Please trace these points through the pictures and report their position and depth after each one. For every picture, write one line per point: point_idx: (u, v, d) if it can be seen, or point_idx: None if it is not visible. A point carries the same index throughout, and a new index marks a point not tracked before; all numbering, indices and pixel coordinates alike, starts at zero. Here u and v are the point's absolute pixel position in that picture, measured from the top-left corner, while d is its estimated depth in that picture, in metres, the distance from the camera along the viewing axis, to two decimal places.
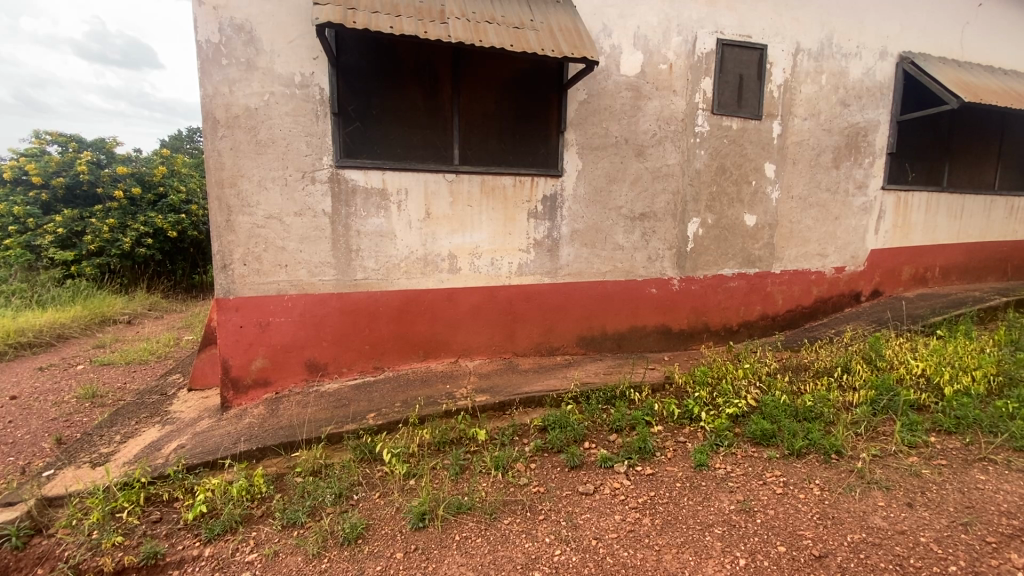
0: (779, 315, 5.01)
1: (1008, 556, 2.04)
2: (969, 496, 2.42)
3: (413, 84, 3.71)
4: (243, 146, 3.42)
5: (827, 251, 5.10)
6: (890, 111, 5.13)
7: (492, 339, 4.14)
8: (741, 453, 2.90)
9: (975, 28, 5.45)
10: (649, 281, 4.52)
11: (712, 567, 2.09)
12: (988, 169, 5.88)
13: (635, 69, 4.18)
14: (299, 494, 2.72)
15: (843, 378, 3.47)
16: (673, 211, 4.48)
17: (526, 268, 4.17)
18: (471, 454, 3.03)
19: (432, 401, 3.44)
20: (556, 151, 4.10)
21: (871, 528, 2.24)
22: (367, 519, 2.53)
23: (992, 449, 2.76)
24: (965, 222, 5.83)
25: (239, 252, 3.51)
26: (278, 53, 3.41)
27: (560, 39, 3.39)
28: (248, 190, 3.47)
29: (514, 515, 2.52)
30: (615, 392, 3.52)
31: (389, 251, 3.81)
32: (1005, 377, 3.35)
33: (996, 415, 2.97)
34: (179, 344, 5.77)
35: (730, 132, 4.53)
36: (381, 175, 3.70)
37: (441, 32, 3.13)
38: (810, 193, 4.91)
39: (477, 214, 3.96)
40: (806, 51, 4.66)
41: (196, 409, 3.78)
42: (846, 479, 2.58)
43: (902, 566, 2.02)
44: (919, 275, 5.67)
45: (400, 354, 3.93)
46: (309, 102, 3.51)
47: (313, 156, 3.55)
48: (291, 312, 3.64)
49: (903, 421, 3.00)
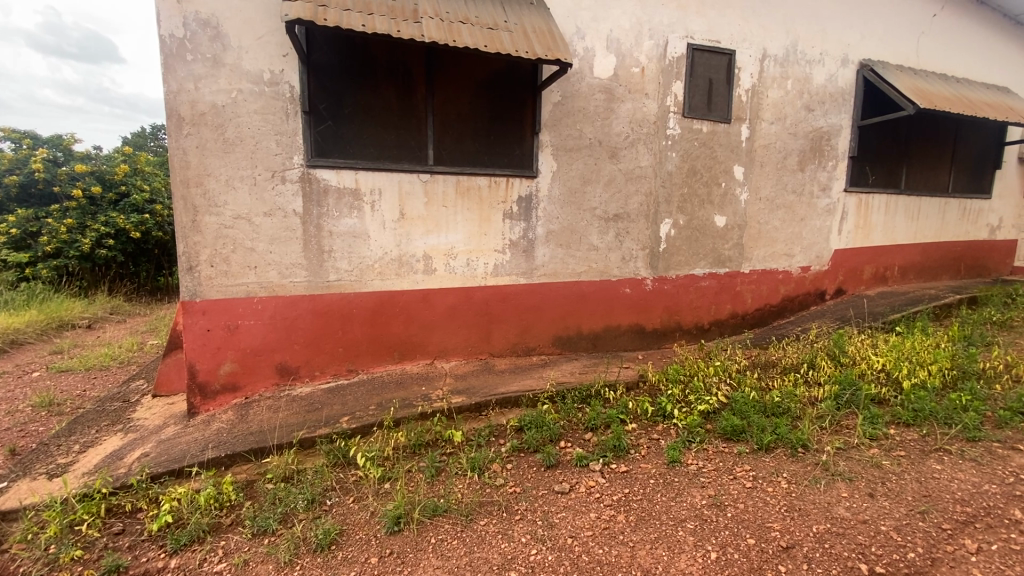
0: (748, 313, 5.14)
1: (962, 543, 2.15)
2: (926, 485, 2.52)
3: (386, 84, 3.67)
4: (209, 144, 3.32)
5: (794, 251, 5.25)
6: (852, 116, 5.32)
7: (468, 340, 4.13)
8: (713, 450, 2.96)
9: (930, 37, 5.70)
10: (623, 281, 4.58)
11: (684, 562, 2.13)
12: (942, 172, 6.15)
13: (608, 73, 4.23)
14: (270, 501, 2.67)
15: (809, 374, 3.59)
16: (646, 212, 4.56)
17: (501, 268, 4.17)
18: (447, 456, 3.02)
19: (408, 403, 3.41)
20: (531, 152, 4.11)
21: (835, 519, 2.31)
22: (341, 525, 2.49)
23: (947, 440, 2.89)
24: (922, 222, 6.09)
25: (206, 253, 3.41)
26: (246, 48, 3.33)
27: (534, 41, 3.41)
28: (215, 189, 3.38)
29: (490, 515, 2.51)
30: (590, 391, 3.56)
31: (363, 252, 3.76)
32: (959, 371, 3.51)
33: (950, 408, 3.11)
34: (143, 350, 5.57)
35: (700, 135, 4.62)
36: (354, 175, 3.64)
37: (414, 32, 3.11)
38: (778, 194, 5.05)
39: (452, 215, 3.95)
40: (772, 56, 4.80)
41: (161, 416, 3.66)
42: (812, 472, 2.67)
43: (864, 554, 2.10)
44: (879, 274, 5.90)
45: (374, 356, 3.88)
46: (279, 100, 3.43)
47: (283, 155, 3.48)
48: (261, 315, 3.56)
49: (865, 414, 3.11)
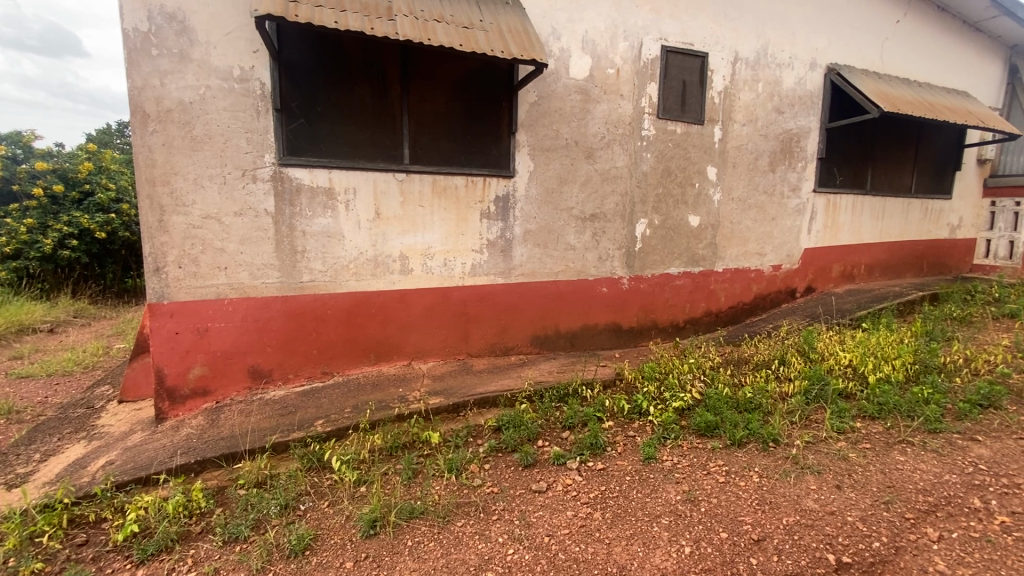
0: (722, 311, 5.24)
1: (924, 531, 2.24)
2: (890, 475, 2.61)
3: (360, 82, 3.62)
4: (176, 141, 3.23)
5: (765, 250, 5.37)
6: (821, 118, 5.47)
7: (446, 340, 4.10)
8: (687, 445, 3.01)
9: (894, 43, 5.89)
10: (600, 281, 4.62)
11: (659, 557, 2.16)
12: (906, 173, 6.37)
13: (584, 73, 4.26)
14: (242, 507, 2.61)
15: (779, 370, 3.67)
16: (622, 212, 4.60)
17: (479, 268, 4.15)
18: (424, 458, 3.00)
19: (384, 405, 3.38)
20: (508, 152, 4.11)
21: (804, 511, 2.38)
22: (315, 530, 2.45)
23: (910, 432, 2.99)
24: (886, 222, 6.29)
25: (174, 254, 3.32)
26: (214, 43, 3.24)
27: (509, 41, 3.41)
28: (182, 188, 3.28)
29: (467, 516, 2.50)
30: (567, 390, 3.58)
31: (337, 252, 3.70)
32: (921, 365, 3.63)
33: (913, 401, 3.23)
34: (108, 354, 5.37)
35: (675, 136, 4.69)
36: (328, 174, 3.59)
37: (388, 30, 3.07)
38: (750, 194, 5.16)
39: (428, 215, 3.92)
40: (743, 59, 4.90)
41: (128, 422, 3.54)
42: (782, 466, 2.73)
43: (832, 545, 2.17)
44: (847, 272, 6.07)
45: (350, 358, 3.83)
46: (249, 97, 3.36)
47: (253, 153, 3.40)
48: (232, 317, 3.48)
49: (833, 408, 3.20)
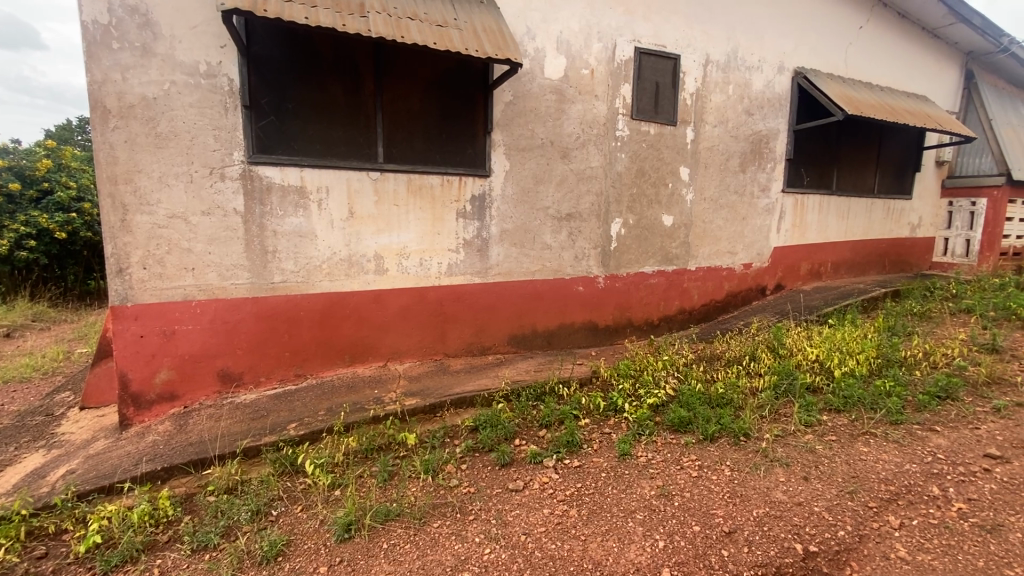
0: (695, 308, 5.34)
1: (886, 519, 2.33)
2: (854, 466, 2.71)
3: (332, 79, 3.57)
4: (139, 138, 3.13)
5: (736, 249, 5.50)
6: (789, 121, 5.62)
7: (422, 341, 4.08)
8: (661, 441, 3.05)
9: (857, 48, 6.09)
10: (577, 280, 4.65)
11: (634, 552, 2.19)
12: (869, 174, 6.60)
13: (559, 73, 4.28)
14: (211, 515, 2.54)
15: (750, 365, 3.76)
16: (597, 212, 4.65)
17: (455, 268, 4.14)
18: (400, 460, 2.97)
19: (359, 407, 3.33)
20: (484, 151, 4.10)
21: (773, 502, 2.44)
22: (288, 535, 2.40)
23: (873, 424, 3.10)
24: (851, 221, 6.50)
25: (137, 255, 3.21)
26: (179, 38, 3.15)
27: (484, 40, 3.40)
28: (147, 187, 3.18)
29: (443, 517, 2.49)
30: (544, 389, 3.60)
31: (310, 252, 3.63)
32: (884, 359, 3.76)
33: (876, 394, 3.34)
34: (70, 359, 5.17)
35: (648, 137, 4.75)
36: (299, 172, 3.52)
37: (361, 27, 3.03)
38: (721, 194, 5.27)
39: (403, 215, 3.88)
40: (714, 62, 5.00)
41: (90, 429, 3.40)
42: (752, 459, 2.80)
43: (799, 535, 2.23)
44: (814, 270, 6.26)
45: (324, 360, 3.77)
46: (216, 93, 3.27)
47: (222, 151, 3.32)
48: (200, 319, 3.38)
49: (801, 402, 3.30)
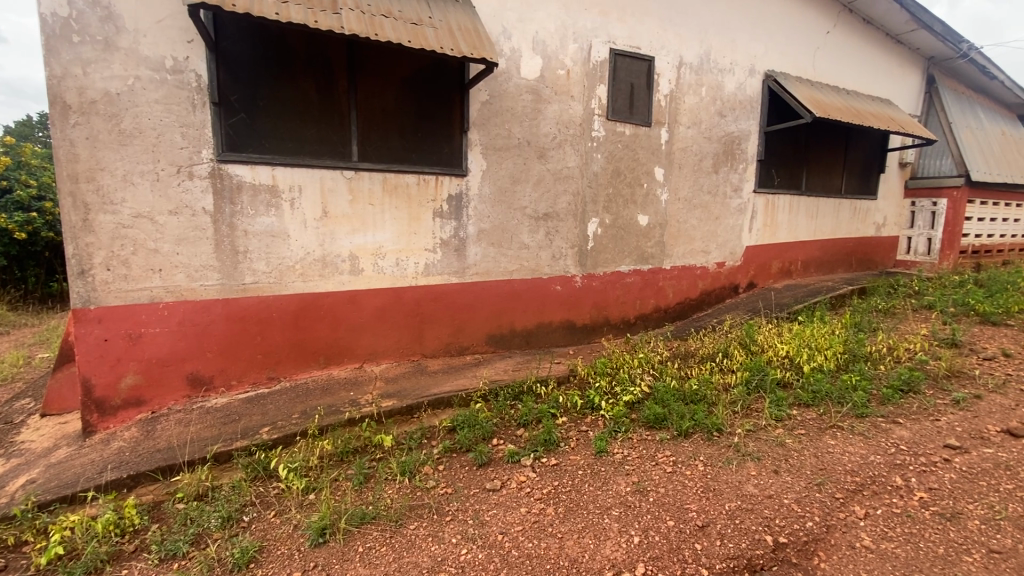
0: (670, 307, 5.42)
1: (852, 509, 2.41)
2: (822, 459, 2.78)
3: (305, 76, 3.51)
4: (101, 135, 3.02)
5: (710, 248, 5.60)
6: (759, 123, 5.75)
7: (399, 341, 4.04)
8: (637, 438, 3.09)
9: (824, 52, 6.27)
10: (554, 279, 4.67)
11: (610, 548, 2.21)
12: (837, 175, 6.79)
13: (535, 73, 4.30)
14: (180, 522, 2.47)
15: (723, 362, 3.83)
16: (574, 212, 4.68)
17: (432, 268, 4.11)
18: (377, 462, 2.94)
19: (334, 410, 3.29)
20: (460, 150, 4.09)
21: (745, 496, 2.49)
22: (261, 541, 2.36)
23: (840, 417, 3.20)
24: (820, 220, 6.69)
25: (101, 255, 3.10)
26: (143, 32, 3.06)
27: (459, 39, 3.39)
28: (110, 185, 3.08)
29: (420, 519, 2.47)
30: (522, 388, 3.61)
31: (282, 252, 3.57)
32: (850, 354, 3.88)
33: (843, 388, 3.45)
34: (30, 364, 4.96)
35: (624, 137, 4.81)
36: (270, 171, 3.45)
37: (333, 23, 2.99)
38: (695, 195, 5.36)
39: (378, 214, 3.84)
40: (688, 64, 5.09)
41: (51, 437, 3.28)
42: (725, 454, 2.86)
43: (770, 527, 2.29)
44: (785, 268, 6.42)
45: (298, 362, 3.70)
46: (183, 89, 3.18)
47: (189, 149, 3.23)
48: (168, 322, 3.29)
49: (772, 398, 3.38)
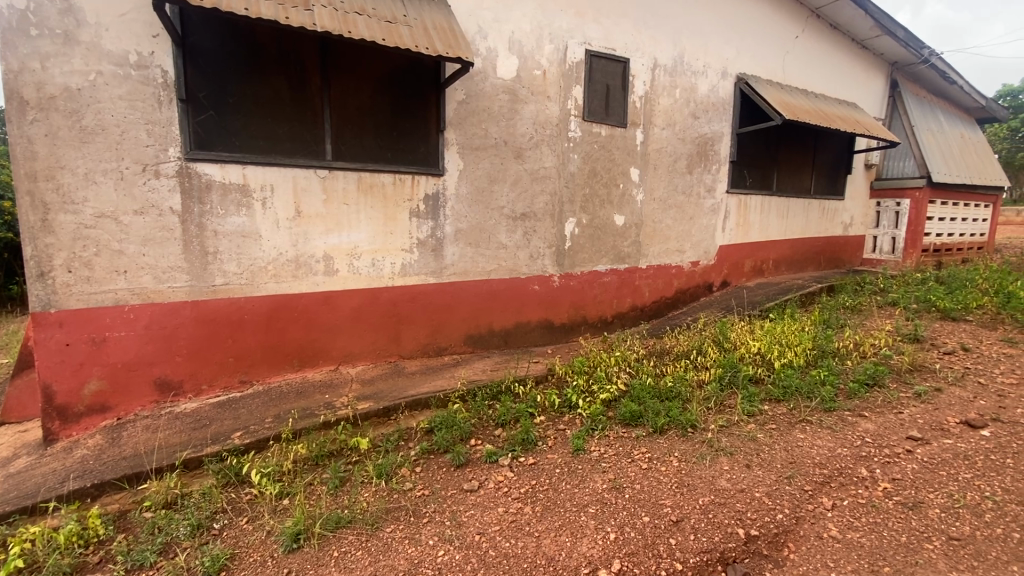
0: (647, 305, 5.50)
1: (820, 501, 2.48)
2: (792, 452, 2.86)
3: (276, 73, 3.44)
4: (62, 132, 2.91)
5: (685, 247, 5.70)
6: (732, 124, 5.87)
7: (375, 343, 4.00)
8: (614, 435, 3.12)
9: (794, 56, 6.44)
10: (532, 279, 4.68)
11: (586, 545, 2.23)
12: (806, 176, 6.98)
13: (511, 74, 4.30)
14: (147, 532, 2.40)
15: (697, 359, 3.90)
16: (551, 212, 4.70)
17: (409, 268, 4.08)
18: (352, 465, 2.91)
19: (309, 413, 3.23)
20: (437, 149, 4.06)
21: (718, 490, 2.55)
22: (232, 549, 2.30)
23: (809, 411, 3.29)
24: (790, 220, 6.86)
25: (62, 257, 2.99)
26: (106, 25, 2.96)
27: (434, 37, 3.37)
28: (71, 184, 2.97)
29: (397, 522, 2.45)
30: (500, 388, 3.62)
31: (253, 253, 3.49)
32: (819, 350, 3.99)
33: (812, 383, 3.54)
34: None
35: (600, 138, 4.85)
36: (241, 170, 3.37)
37: (305, 20, 2.94)
38: (669, 195, 5.44)
39: (354, 214, 3.79)
40: (662, 66, 5.16)
41: (9, 446, 3.14)
42: (698, 449, 2.91)
43: (742, 520, 2.34)
44: (758, 267, 6.57)
45: (271, 365, 3.63)
46: (149, 85, 3.09)
47: (155, 146, 3.14)
48: (134, 325, 3.19)
49: (744, 394, 3.46)
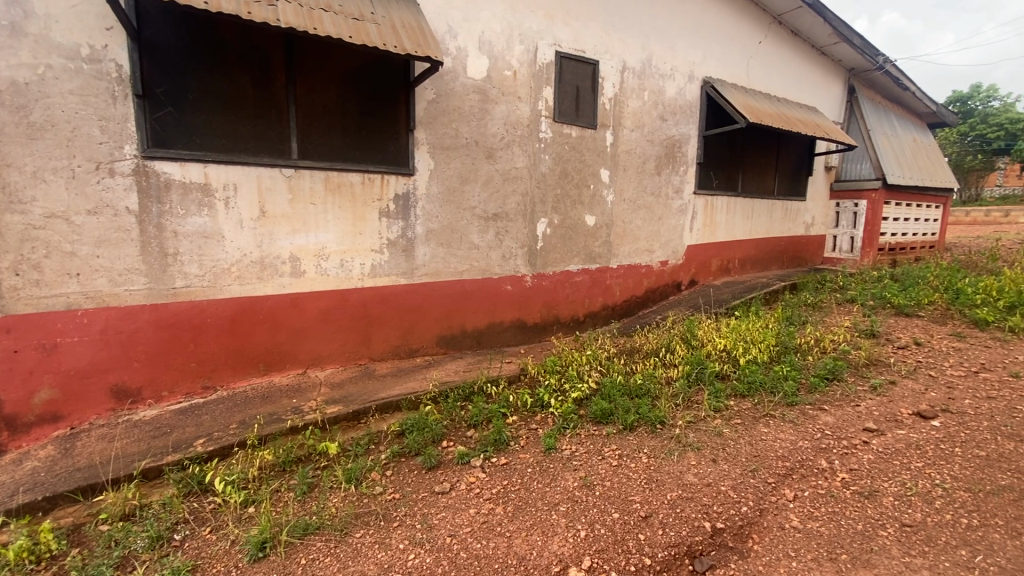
0: (618, 304, 5.57)
1: (783, 492, 2.56)
2: (756, 446, 2.95)
3: (239, 69, 3.34)
4: (7, 128, 2.76)
5: (654, 247, 5.80)
6: (698, 127, 6.00)
7: (345, 345, 3.93)
8: (585, 433, 3.16)
9: (757, 61, 6.63)
10: (505, 279, 4.69)
11: (557, 544, 2.25)
12: (769, 177, 7.20)
13: (482, 74, 4.30)
14: (103, 545, 2.30)
15: (666, 356, 3.98)
16: (523, 212, 4.71)
17: (379, 269, 4.03)
18: (321, 470, 2.86)
19: (275, 418, 3.16)
20: (407, 149, 4.02)
21: (685, 485, 2.60)
22: (194, 560, 2.23)
23: (772, 406, 3.39)
24: (755, 220, 7.07)
25: (7, 259, 2.83)
26: (56, 17, 2.82)
27: (402, 36, 3.34)
28: (18, 182, 2.82)
29: (367, 527, 2.42)
30: (473, 388, 3.61)
31: (216, 254, 3.39)
32: (782, 346, 4.12)
33: (775, 378, 3.66)
34: None
35: (570, 139, 4.89)
36: (202, 168, 3.27)
37: (268, 15, 2.87)
38: (639, 196, 5.53)
39: (321, 214, 3.73)
40: (630, 69, 5.24)
41: None
42: (667, 445, 2.97)
43: (708, 514, 2.40)
44: (724, 266, 6.74)
45: (235, 370, 3.53)
46: (102, 80, 2.96)
47: (110, 144, 3.01)
48: (89, 330, 3.04)
49: (711, 390, 3.54)
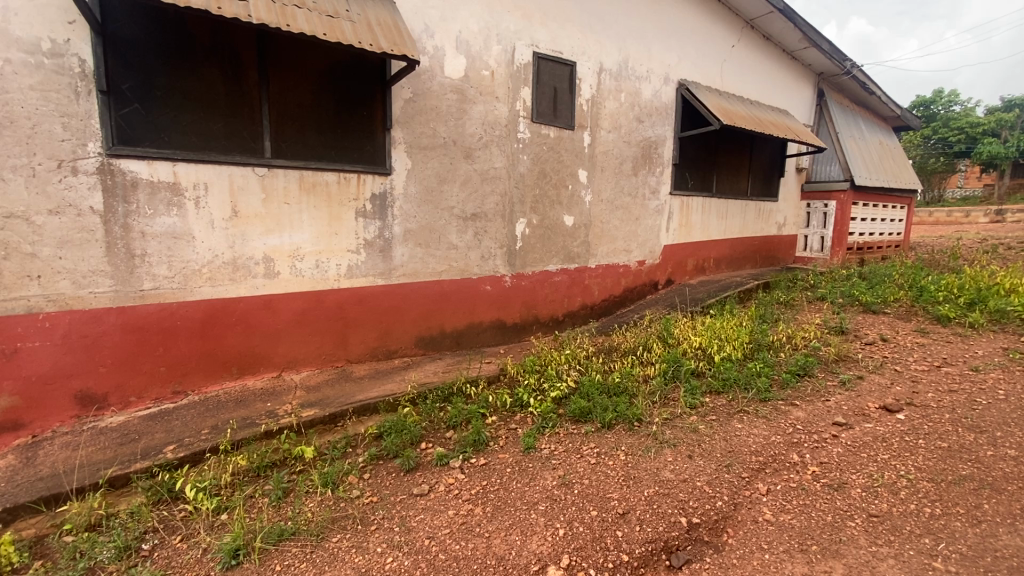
0: (596, 304, 5.62)
1: (756, 487, 2.62)
2: (730, 441, 3.01)
3: (209, 65, 3.27)
4: None
5: (631, 247, 5.86)
6: (674, 128, 6.10)
7: (321, 347, 3.87)
8: (564, 432, 3.18)
9: (730, 64, 6.76)
10: (483, 279, 4.68)
11: (536, 542, 2.26)
12: (743, 178, 7.35)
13: (459, 73, 4.28)
14: (67, 557, 2.22)
15: (643, 355, 4.03)
16: (502, 212, 4.71)
17: (356, 270, 3.98)
18: (296, 475, 2.81)
19: (249, 423, 3.09)
20: (383, 148, 3.98)
21: (662, 481, 2.64)
22: (163, 570, 2.17)
23: (746, 402, 3.47)
24: (729, 221, 7.21)
25: None
26: (15, 9, 2.71)
27: (378, 34, 3.31)
28: None
29: (343, 531, 2.39)
30: (452, 389, 3.60)
31: (186, 255, 3.31)
32: (755, 343, 4.21)
33: (748, 375, 3.74)
34: None
35: (548, 139, 4.92)
36: (171, 167, 3.19)
37: (239, 10, 2.81)
38: (616, 196, 5.59)
39: (296, 213, 3.66)
40: (607, 70, 5.29)
41: None
42: (644, 442, 3.01)
43: (684, 509, 2.44)
44: (699, 265, 6.85)
45: (207, 374, 3.45)
46: (64, 75, 2.86)
47: (72, 141, 2.91)
48: (51, 335, 2.93)
49: (687, 387, 3.60)
